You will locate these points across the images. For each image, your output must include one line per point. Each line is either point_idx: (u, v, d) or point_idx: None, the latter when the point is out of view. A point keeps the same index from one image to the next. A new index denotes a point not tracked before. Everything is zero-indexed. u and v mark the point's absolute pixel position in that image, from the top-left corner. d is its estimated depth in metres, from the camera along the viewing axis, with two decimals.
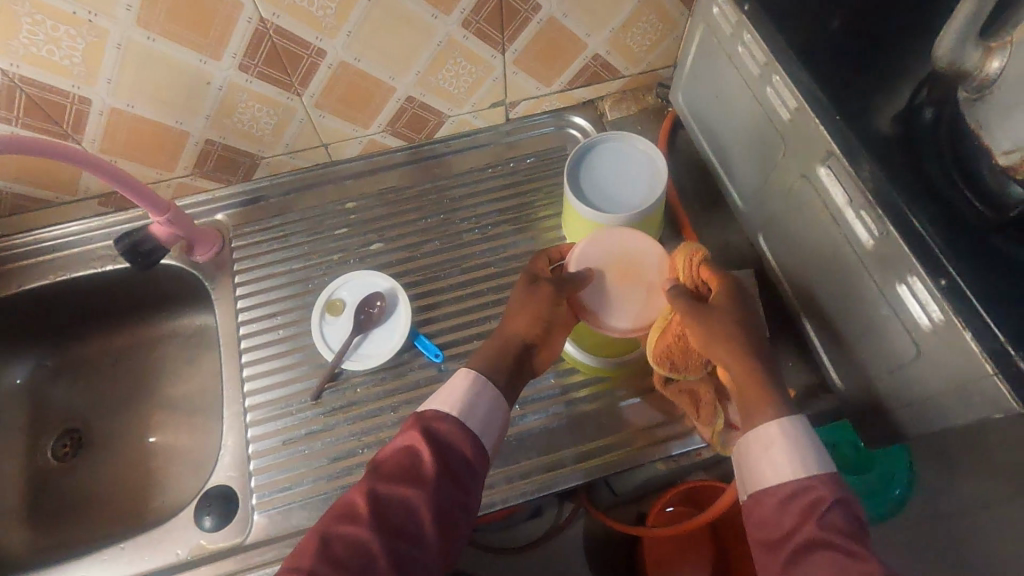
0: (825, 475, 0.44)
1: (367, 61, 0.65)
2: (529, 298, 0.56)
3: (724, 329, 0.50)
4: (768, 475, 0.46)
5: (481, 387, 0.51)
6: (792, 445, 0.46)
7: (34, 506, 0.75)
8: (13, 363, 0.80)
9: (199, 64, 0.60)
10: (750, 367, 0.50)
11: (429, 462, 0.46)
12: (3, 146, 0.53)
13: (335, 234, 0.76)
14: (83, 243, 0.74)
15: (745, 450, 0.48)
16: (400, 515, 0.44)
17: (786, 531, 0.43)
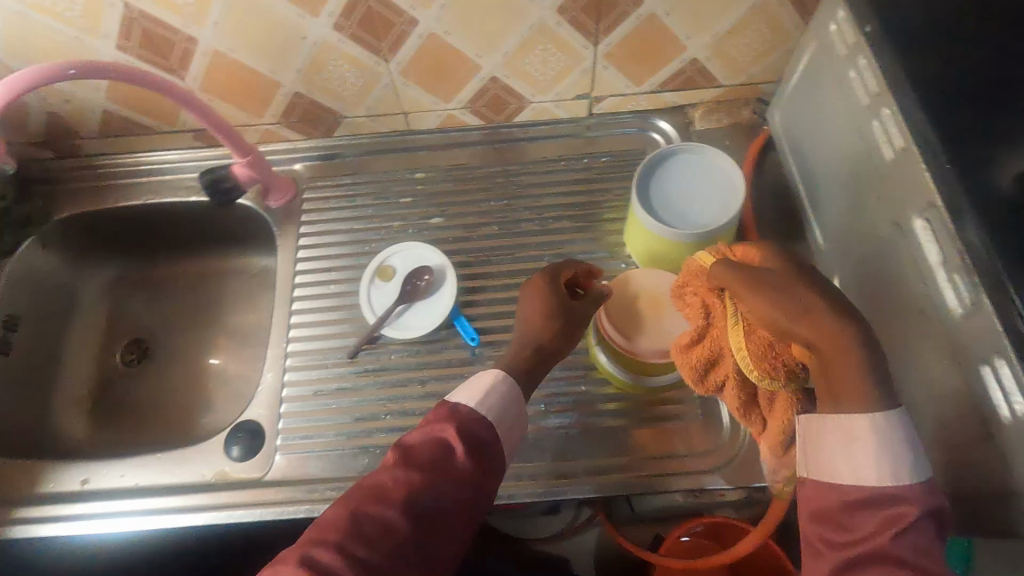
0: (919, 484, 0.40)
1: (457, 35, 0.65)
2: (550, 314, 0.57)
3: (795, 296, 0.43)
4: (843, 472, 0.42)
5: (509, 389, 0.53)
6: (883, 446, 0.41)
7: (97, 402, 0.83)
8: (101, 271, 0.88)
9: (298, 18, 0.62)
10: (842, 344, 0.41)
11: (460, 453, 0.47)
12: (117, 75, 0.57)
13: (400, 202, 0.77)
14: (174, 173, 0.80)
15: (819, 436, 0.43)
16: (427, 501, 0.44)
17: (858, 534, 0.40)
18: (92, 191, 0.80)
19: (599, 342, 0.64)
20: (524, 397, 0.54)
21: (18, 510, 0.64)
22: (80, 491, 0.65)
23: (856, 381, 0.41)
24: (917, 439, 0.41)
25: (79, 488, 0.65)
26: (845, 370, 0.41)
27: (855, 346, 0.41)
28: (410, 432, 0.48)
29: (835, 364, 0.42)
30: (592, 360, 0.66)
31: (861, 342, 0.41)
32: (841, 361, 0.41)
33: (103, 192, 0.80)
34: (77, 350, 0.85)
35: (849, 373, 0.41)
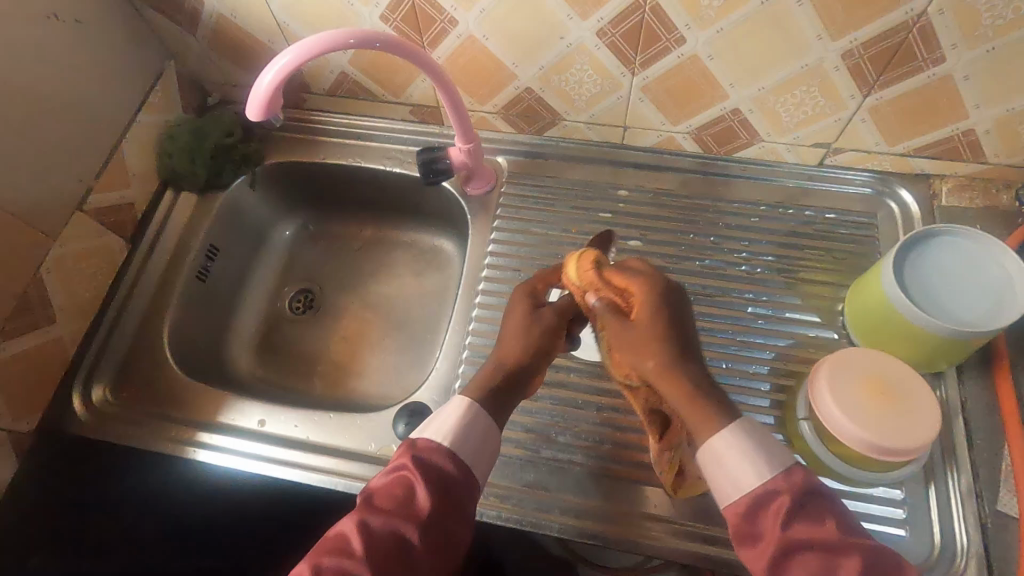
0: (777, 473, 0.43)
1: (719, 61, 0.61)
2: (524, 322, 0.57)
3: (647, 337, 0.48)
4: (727, 489, 0.44)
5: (479, 413, 0.50)
6: (741, 452, 0.44)
7: (264, 341, 0.87)
8: (289, 218, 0.92)
9: (565, 19, 0.61)
10: (676, 378, 0.47)
11: (423, 499, 0.45)
12: (384, 45, 0.56)
13: (598, 216, 0.75)
14: (383, 141, 0.82)
15: (699, 463, 0.46)
16: (391, 553, 0.43)
17: (764, 538, 0.41)
18: (304, 144, 0.83)
19: (805, 415, 0.60)
20: (497, 423, 0.52)
21: (202, 434, 0.68)
22: (256, 431, 0.68)
23: (690, 407, 0.46)
24: (764, 432, 0.45)
25: (256, 427, 0.68)
26: (677, 397, 0.47)
27: (638, 351, 0.48)
28: (373, 476, 0.47)
29: (680, 390, 0.46)
30: (784, 432, 0.62)
31: (666, 357, 0.47)
32: (683, 389, 0.46)
33: (313, 145, 0.83)
34: (256, 288, 0.89)
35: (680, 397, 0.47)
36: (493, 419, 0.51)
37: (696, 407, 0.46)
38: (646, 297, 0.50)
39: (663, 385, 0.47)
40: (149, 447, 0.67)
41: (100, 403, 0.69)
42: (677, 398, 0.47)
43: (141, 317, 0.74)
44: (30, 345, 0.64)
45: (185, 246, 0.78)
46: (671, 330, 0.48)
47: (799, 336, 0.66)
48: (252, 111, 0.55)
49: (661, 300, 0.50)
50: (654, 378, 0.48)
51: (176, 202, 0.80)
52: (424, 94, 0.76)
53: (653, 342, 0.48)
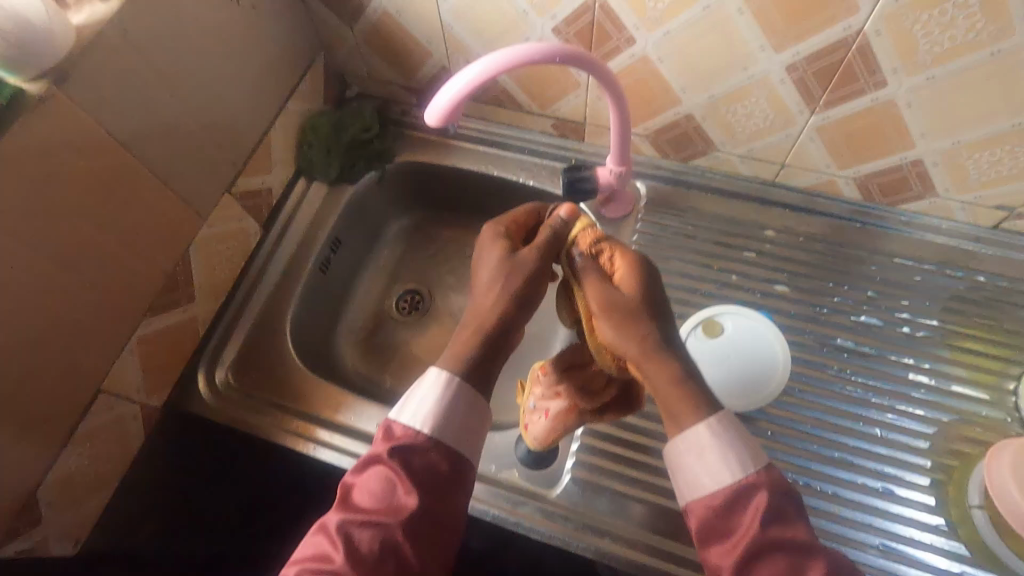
0: (754, 470, 0.44)
1: (919, 110, 0.57)
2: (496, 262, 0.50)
3: (642, 317, 0.46)
4: (702, 480, 0.44)
5: (458, 395, 0.46)
6: (722, 449, 0.44)
7: (370, 337, 0.86)
8: (405, 216, 0.91)
9: (756, 50, 0.57)
10: (655, 354, 0.45)
11: (401, 498, 0.42)
12: (563, 59, 0.53)
13: (742, 255, 0.72)
14: (517, 151, 0.80)
15: (673, 455, 0.45)
16: (376, 557, 0.40)
17: (735, 534, 0.42)
18: (437, 146, 0.82)
19: (977, 503, 0.55)
20: (484, 390, 0.47)
21: (321, 431, 0.67)
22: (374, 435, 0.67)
23: (668, 387, 0.45)
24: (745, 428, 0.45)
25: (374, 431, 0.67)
26: (655, 372, 0.45)
27: (612, 318, 0.46)
28: (352, 471, 0.45)
29: (662, 374, 0.45)
30: (948, 519, 0.56)
31: (640, 334, 0.46)
32: (660, 372, 0.45)
33: (446, 149, 0.82)
34: (367, 284, 0.88)
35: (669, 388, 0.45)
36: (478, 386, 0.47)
37: (684, 403, 0.45)
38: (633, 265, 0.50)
39: (657, 376, 0.45)
40: (268, 437, 0.67)
41: (225, 387, 0.69)
42: (655, 379, 0.45)
43: (266, 304, 0.74)
44: (170, 322, 0.64)
45: (313, 236, 0.78)
46: (654, 289, 0.49)
47: (963, 412, 0.61)
48: (432, 117, 0.53)
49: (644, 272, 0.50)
50: (647, 364, 0.45)
51: (308, 192, 0.80)
52: (571, 110, 0.74)
53: (643, 312, 0.47)
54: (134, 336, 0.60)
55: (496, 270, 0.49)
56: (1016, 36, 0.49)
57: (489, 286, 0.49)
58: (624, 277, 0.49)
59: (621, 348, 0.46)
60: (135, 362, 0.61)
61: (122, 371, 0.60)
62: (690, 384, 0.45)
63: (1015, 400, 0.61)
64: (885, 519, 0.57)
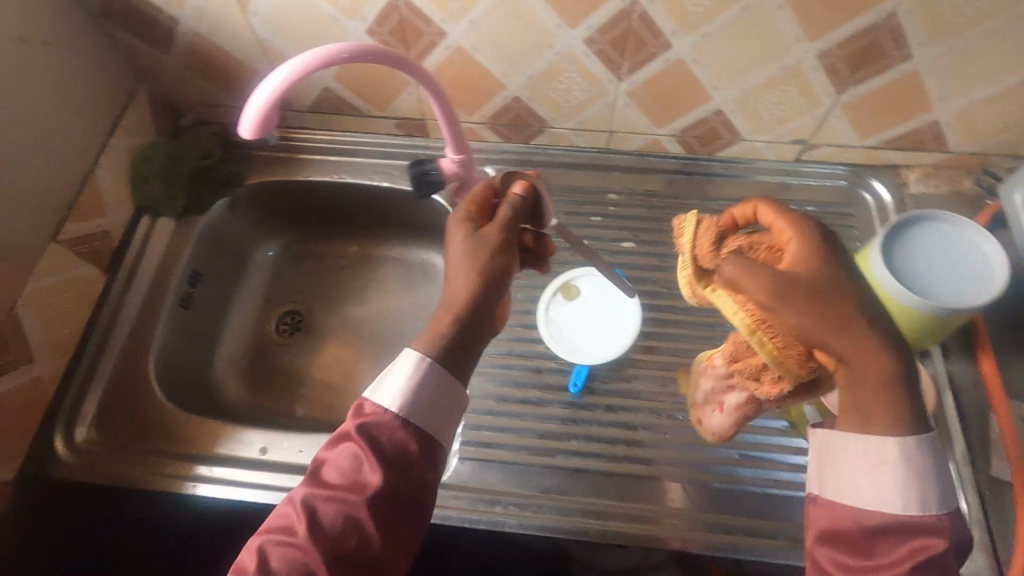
0: (939, 512, 0.41)
1: (704, 65, 0.63)
2: (463, 252, 0.49)
3: (784, 289, 0.41)
4: (869, 497, 0.42)
5: (434, 385, 0.46)
6: (916, 479, 0.41)
7: (252, 366, 0.84)
8: (270, 238, 0.89)
9: (554, 29, 0.62)
10: (880, 352, 0.41)
11: (365, 472, 0.43)
12: (355, 57, 0.53)
13: (589, 220, 0.77)
14: (368, 155, 0.81)
15: (843, 448, 0.44)
16: (359, 544, 0.42)
17: (866, 556, 0.41)
18: (286, 162, 0.82)
19: None
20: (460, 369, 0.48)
21: (201, 467, 0.65)
22: (258, 460, 0.65)
23: (879, 389, 0.41)
24: (936, 457, 0.42)
25: (257, 456, 0.65)
26: (876, 367, 0.41)
27: (823, 266, 0.43)
28: (325, 445, 0.46)
29: (825, 348, 0.42)
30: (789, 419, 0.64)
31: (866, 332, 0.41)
32: (878, 366, 0.41)
33: (295, 163, 0.81)
34: (241, 313, 0.86)
35: (876, 381, 0.41)
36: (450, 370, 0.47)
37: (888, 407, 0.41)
38: (805, 236, 0.44)
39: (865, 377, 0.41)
40: (143, 486, 0.64)
41: (87, 444, 0.65)
42: (864, 369, 0.41)
43: (123, 351, 0.70)
44: (9, 386, 0.62)
45: (166, 273, 0.75)
46: (832, 266, 0.43)
47: None
48: (244, 130, 0.53)
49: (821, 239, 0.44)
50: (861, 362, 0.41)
51: (154, 229, 0.77)
52: (410, 107, 0.75)
53: (825, 299, 0.41)
54: None
55: (468, 252, 0.49)
56: None
57: (462, 266, 0.49)
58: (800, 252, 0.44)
59: (811, 335, 0.41)
60: None
61: None
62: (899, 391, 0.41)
63: None
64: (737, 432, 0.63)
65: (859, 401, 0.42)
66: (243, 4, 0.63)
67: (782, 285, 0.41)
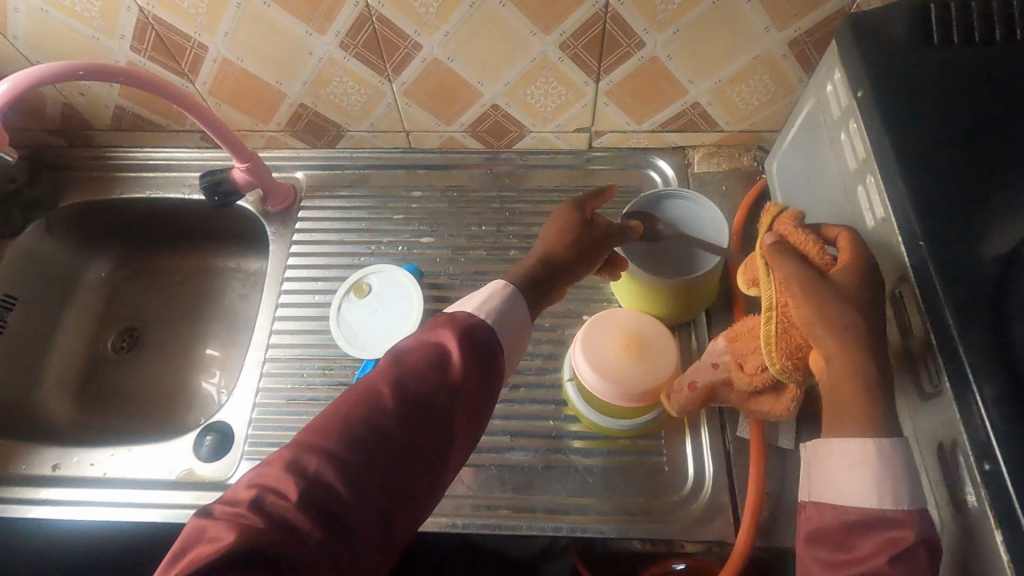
0: (893, 502, 0.39)
1: (459, 62, 0.66)
2: (561, 229, 0.55)
3: (821, 287, 0.42)
4: (840, 493, 0.40)
5: (514, 303, 0.47)
6: (884, 477, 0.39)
7: (82, 385, 0.84)
8: (102, 258, 0.90)
9: (306, 35, 0.64)
10: (860, 357, 0.40)
11: (456, 360, 0.42)
12: (89, 72, 0.56)
13: (392, 219, 0.79)
14: (180, 169, 0.82)
15: (818, 458, 0.42)
16: (451, 406, 0.41)
17: (844, 561, 0.38)
18: (100, 182, 0.83)
19: (571, 377, 0.65)
20: (532, 314, 0.50)
21: None
22: (50, 476, 0.66)
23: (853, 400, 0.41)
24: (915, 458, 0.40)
25: (49, 473, 0.66)
26: (839, 371, 0.41)
27: (856, 298, 0.42)
28: (404, 337, 0.44)
29: (844, 363, 0.41)
30: (563, 397, 0.66)
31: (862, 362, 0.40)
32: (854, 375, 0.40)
33: (110, 182, 0.82)
34: (70, 333, 0.86)
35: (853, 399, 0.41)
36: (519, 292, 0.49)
37: (856, 410, 0.40)
38: (856, 261, 0.44)
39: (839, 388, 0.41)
40: None
41: None
42: (838, 366, 0.41)
43: None
44: None
45: None
46: (876, 275, 0.43)
47: (575, 307, 0.72)
48: None
49: (866, 270, 0.43)
50: (841, 380, 0.41)
51: None
52: None
53: (852, 301, 0.42)
54: None
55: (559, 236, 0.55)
56: None
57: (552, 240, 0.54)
58: (843, 268, 0.43)
59: (807, 329, 0.43)
60: None
61: None
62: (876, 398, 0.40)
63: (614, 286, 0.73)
64: (511, 410, 0.66)
65: (831, 389, 0.42)
66: (2, 29, 0.65)
67: (810, 269, 0.44)
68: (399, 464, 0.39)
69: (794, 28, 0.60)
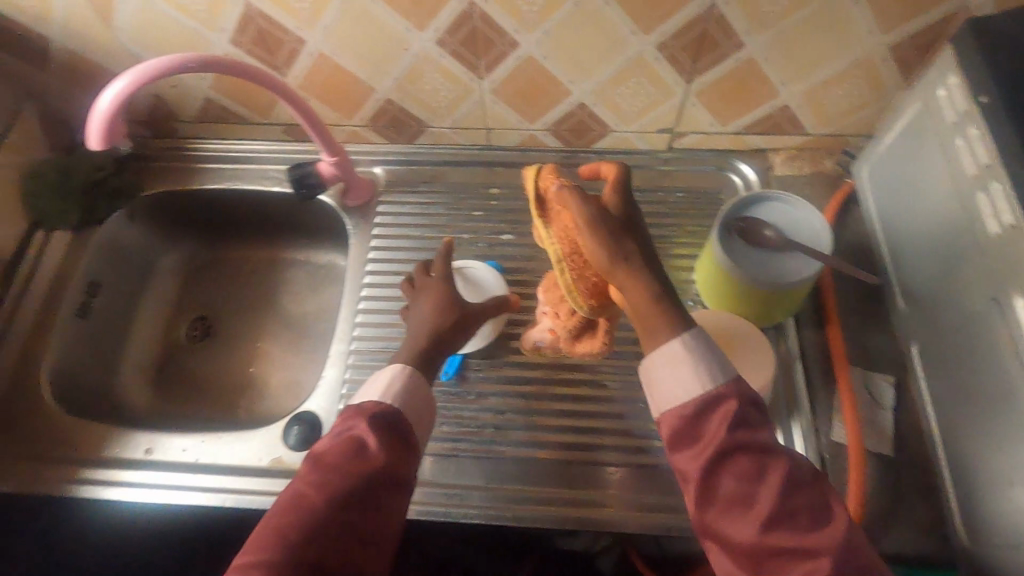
0: (722, 385, 0.47)
1: (554, 60, 0.66)
2: (431, 307, 0.58)
3: (617, 233, 0.49)
4: (680, 393, 0.47)
5: (414, 381, 0.53)
6: (699, 365, 0.47)
7: (158, 372, 0.86)
8: (176, 247, 0.91)
9: (405, 32, 0.64)
10: (643, 272, 0.48)
11: (373, 448, 0.47)
12: (199, 65, 0.57)
13: (471, 215, 0.79)
14: (259, 161, 0.83)
15: (653, 368, 0.49)
16: (383, 484, 0.46)
17: (708, 438, 0.45)
18: (181, 172, 0.84)
19: None
20: (431, 380, 0.55)
21: (89, 470, 0.67)
22: (143, 460, 0.68)
23: (648, 300, 0.48)
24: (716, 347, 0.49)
25: (143, 457, 0.68)
26: (637, 289, 0.48)
27: (609, 224, 0.49)
28: (321, 439, 0.49)
29: (616, 264, 0.48)
30: None
31: (639, 278, 0.48)
32: (644, 289, 0.48)
33: (189, 172, 0.84)
34: (146, 320, 0.88)
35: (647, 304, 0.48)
36: (428, 379, 0.55)
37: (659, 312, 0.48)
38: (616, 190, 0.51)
39: (631, 295, 0.49)
40: (34, 490, 0.66)
41: None
42: (631, 287, 0.48)
43: (18, 362, 0.73)
44: None
45: (62, 286, 0.77)
46: (639, 215, 0.52)
47: None
48: (91, 140, 0.55)
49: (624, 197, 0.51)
50: (631, 292, 0.48)
51: (50, 242, 0.79)
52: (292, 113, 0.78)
53: (629, 232, 0.49)
54: None
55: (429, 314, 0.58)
56: None
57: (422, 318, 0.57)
58: (610, 197, 0.51)
59: (600, 261, 0.48)
60: None
61: None
62: (676, 306, 0.49)
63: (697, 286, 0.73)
64: (578, 408, 0.69)
65: (635, 309, 0.49)
66: (107, 21, 0.66)
67: (596, 211, 0.49)
68: (347, 548, 0.43)
69: (899, 32, 0.60)
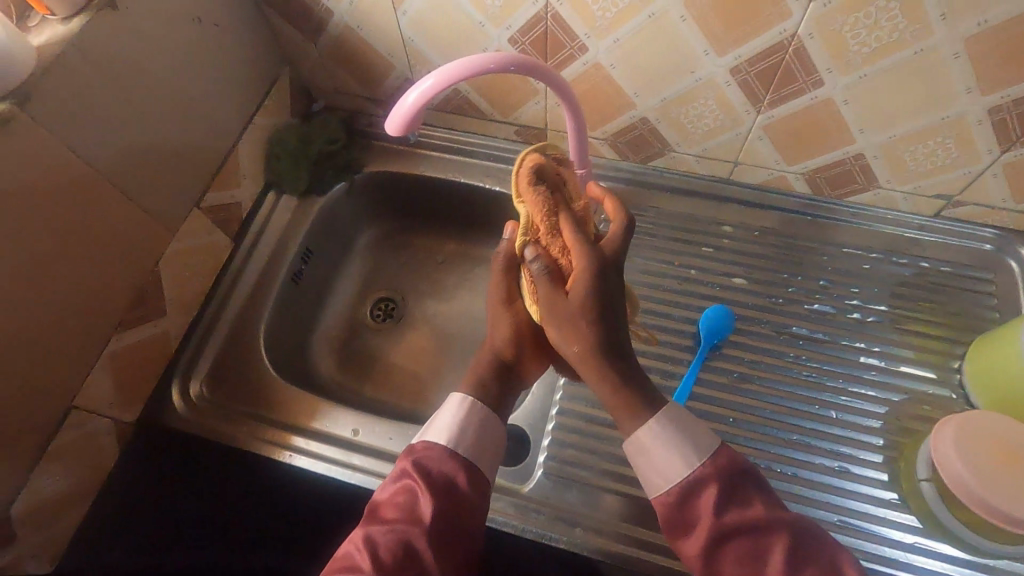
0: (704, 461, 0.49)
1: (854, 106, 0.60)
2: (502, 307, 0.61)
3: (574, 326, 0.51)
4: (657, 479, 0.50)
5: (474, 419, 0.55)
6: (669, 448, 0.50)
7: (346, 345, 0.87)
8: (376, 226, 0.92)
9: (700, 55, 0.60)
10: (597, 368, 0.51)
11: (425, 508, 0.49)
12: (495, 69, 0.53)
13: (700, 250, 0.75)
14: (483, 158, 0.83)
15: (630, 456, 0.51)
16: (427, 544, 0.48)
17: (696, 522, 0.48)
18: (404, 155, 0.84)
19: (925, 476, 0.57)
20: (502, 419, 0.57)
21: (297, 438, 0.68)
22: (349, 439, 0.68)
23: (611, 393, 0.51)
24: (688, 420, 0.51)
25: (350, 436, 0.68)
26: (604, 391, 0.52)
27: (569, 325, 0.51)
28: (380, 491, 0.52)
29: (584, 365, 0.51)
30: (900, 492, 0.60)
31: (605, 377, 0.51)
32: (602, 376, 0.51)
33: (412, 157, 0.84)
34: (341, 292, 0.89)
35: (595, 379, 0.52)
36: (488, 409, 0.56)
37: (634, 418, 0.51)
38: (584, 265, 0.51)
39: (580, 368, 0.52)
40: (246, 446, 0.68)
41: (198, 398, 0.70)
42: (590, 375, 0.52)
43: (239, 316, 0.75)
44: (142, 337, 0.67)
45: (284, 248, 0.79)
46: (607, 274, 0.52)
47: (912, 391, 0.65)
48: (389, 125, 0.55)
49: (596, 269, 0.51)
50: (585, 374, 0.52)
51: (278, 205, 0.81)
52: (534, 116, 0.76)
53: (582, 321, 0.50)
54: (105, 351, 0.63)
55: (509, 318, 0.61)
56: (934, 35, 0.52)
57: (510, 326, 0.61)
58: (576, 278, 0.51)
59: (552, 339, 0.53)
60: (105, 378, 0.64)
61: (92, 389, 0.63)
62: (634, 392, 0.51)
63: (959, 377, 0.65)
64: None
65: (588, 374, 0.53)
66: (396, 4, 0.66)
67: (556, 294, 0.52)
68: None
69: None
